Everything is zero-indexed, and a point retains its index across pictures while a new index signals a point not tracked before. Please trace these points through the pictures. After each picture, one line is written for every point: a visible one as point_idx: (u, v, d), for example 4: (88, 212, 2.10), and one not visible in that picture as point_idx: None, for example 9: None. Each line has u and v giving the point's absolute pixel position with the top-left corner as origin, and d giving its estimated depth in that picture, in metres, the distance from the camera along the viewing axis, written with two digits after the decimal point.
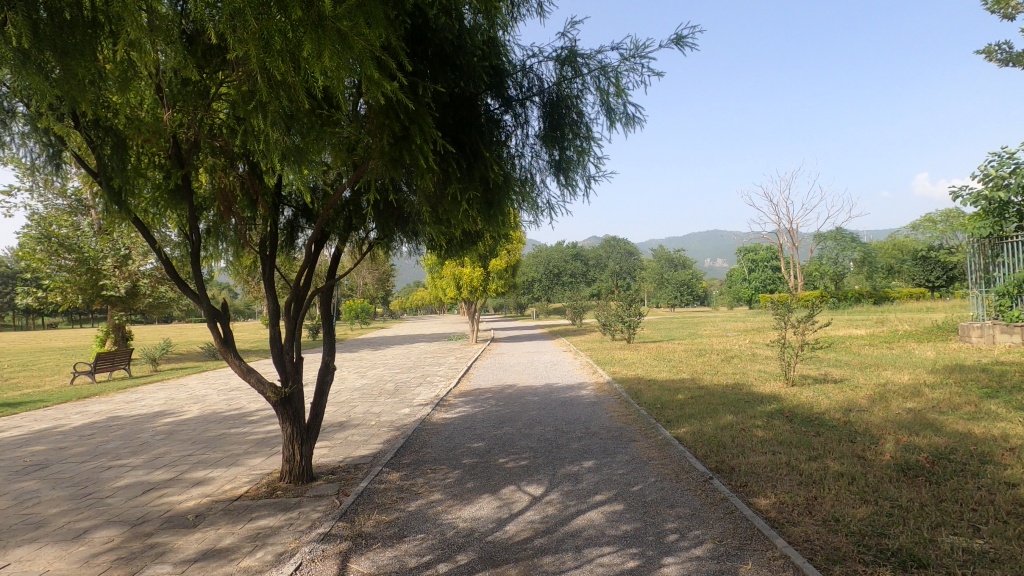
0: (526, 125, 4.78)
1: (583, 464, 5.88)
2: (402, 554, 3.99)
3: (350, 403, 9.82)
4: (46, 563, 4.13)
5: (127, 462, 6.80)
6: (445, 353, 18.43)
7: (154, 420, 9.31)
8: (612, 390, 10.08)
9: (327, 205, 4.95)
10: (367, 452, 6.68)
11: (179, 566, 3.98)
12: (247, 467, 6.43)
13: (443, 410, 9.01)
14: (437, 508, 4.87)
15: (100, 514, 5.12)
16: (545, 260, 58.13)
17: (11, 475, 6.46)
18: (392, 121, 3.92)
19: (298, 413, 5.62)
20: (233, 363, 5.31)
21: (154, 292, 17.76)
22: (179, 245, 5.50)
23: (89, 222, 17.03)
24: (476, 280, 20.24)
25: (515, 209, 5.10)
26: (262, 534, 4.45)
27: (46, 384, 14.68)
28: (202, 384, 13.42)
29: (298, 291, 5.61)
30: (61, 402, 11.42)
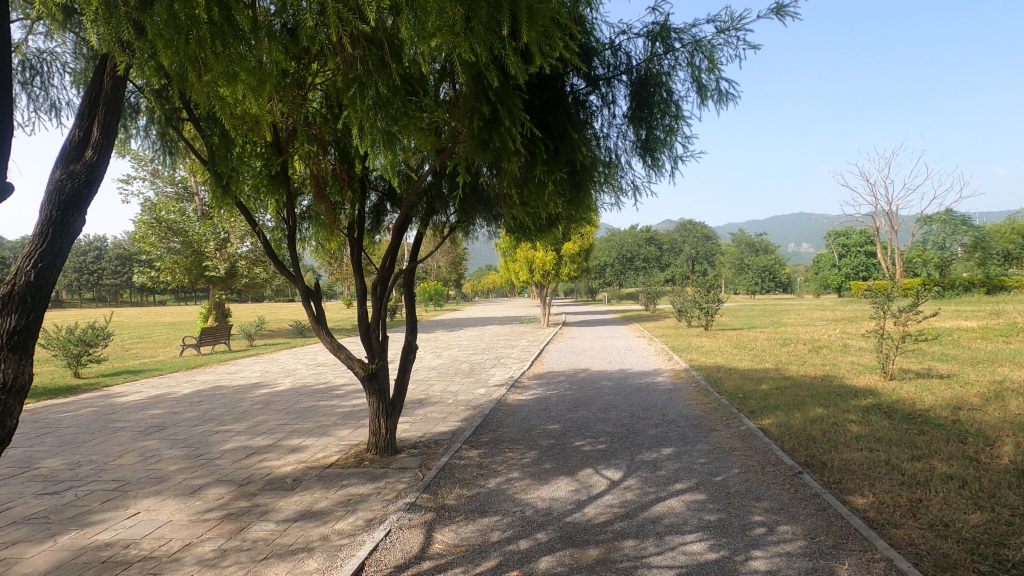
0: (613, 104, 4.69)
1: (662, 451, 5.78)
2: (483, 528, 4.11)
3: (428, 381, 10.18)
4: (169, 513, 4.62)
5: (232, 428, 7.43)
6: (517, 336, 18.60)
7: (252, 391, 10.09)
8: (690, 377, 9.83)
9: (413, 189, 5.09)
10: (446, 429, 6.91)
11: (281, 524, 4.32)
12: (336, 437, 6.85)
13: (518, 392, 9.14)
14: (516, 486, 4.97)
15: (212, 473, 5.64)
16: (617, 245, 56.95)
17: (136, 434, 7.24)
18: (483, 105, 3.99)
19: (383, 388, 5.88)
20: (325, 340, 5.61)
21: (250, 273, 19.09)
22: (276, 230, 5.87)
23: (193, 208, 18.56)
24: (549, 264, 20.25)
25: (598, 192, 5.04)
26: (353, 500, 4.74)
27: (158, 356, 16.25)
28: (292, 359, 14.37)
29: (383, 274, 5.80)
30: (172, 372, 12.62)
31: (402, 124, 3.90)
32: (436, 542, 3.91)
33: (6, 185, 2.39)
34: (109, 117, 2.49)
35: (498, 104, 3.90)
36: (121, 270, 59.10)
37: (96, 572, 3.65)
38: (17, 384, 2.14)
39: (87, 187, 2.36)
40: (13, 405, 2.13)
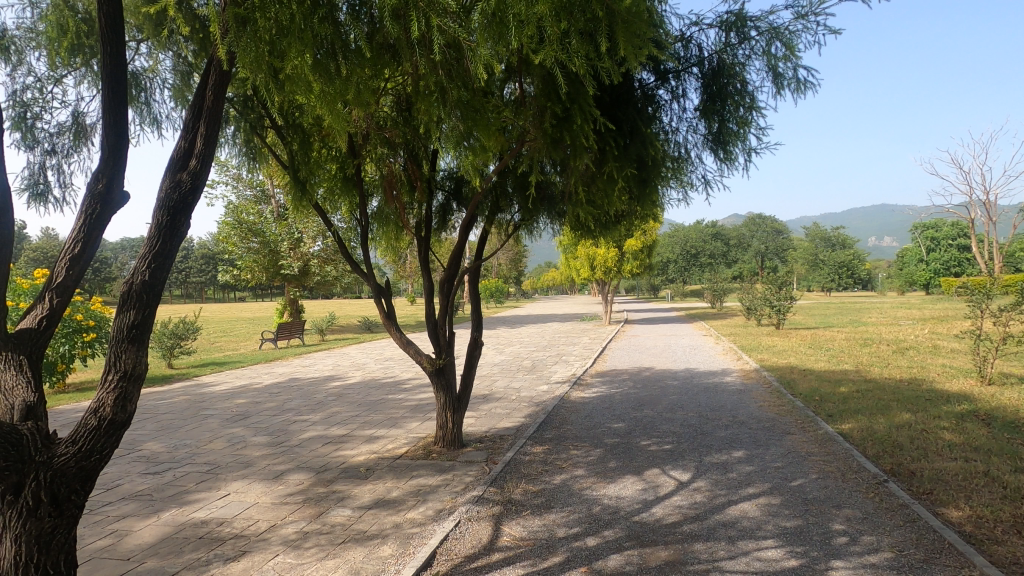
0: (683, 97, 4.60)
1: (733, 453, 5.61)
2: (550, 524, 4.15)
3: (491, 377, 10.33)
4: (255, 496, 4.95)
5: (308, 418, 7.85)
6: (578, 333, 18.51)
7: (326, 383, 10.59)
8: (761, 377, 9.45)
9: (480, 188, 5.19)
10: (510, 424, 7.00)
11: (357, 511, 4.53)
12: (404, 429, 7.09)
13: (581, 390, 9.10)
14: (581, 483, 4.98)
15: (292, 460, 5.99)
16: (681, 240, 55.40)
17: (224, 421, 7.79)
18: (554, 105, 4.03)
19: (450, 383, 6.02)
20: (396, 335, 5.81)
21: (322, 271, 20.03)
22: (349, 230, 6.13)
23: (270, 210, 19.61)
24: (611, 260, 19.99)
25: (667, 187, 4.97)
26: (423, 491, 4.90)
27: (240, 349, 17.33)
28: (361, 354, 14.96)
29: (450, 272, 5.95)
30: (253, 364, 13.44)
31: (476, 126, 3.98)
32: (504, 534, 3.99)
33: (124, 193, 2.64)
34: (211, 127, 2.67)
35: (571, 103, 3.91)
36: (205, 269, 63.51)
37: (195, 546, 3.97)
38: (136, 372, 2.37)
39: (192, 194, 2.54)
40: (133, 391, 2.36)
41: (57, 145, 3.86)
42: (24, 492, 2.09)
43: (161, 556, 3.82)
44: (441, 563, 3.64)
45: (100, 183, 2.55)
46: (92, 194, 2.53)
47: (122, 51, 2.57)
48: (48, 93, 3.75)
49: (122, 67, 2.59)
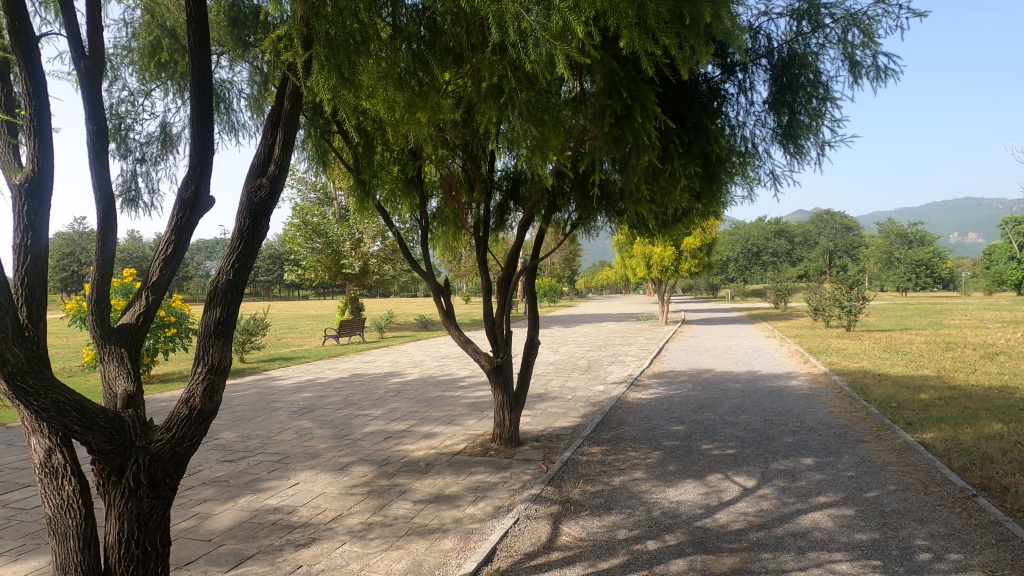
0: (750, 91, 4.48)
1: (802, 460, 5.37)
2: (610, 525, 4.11)
3: (547, 376, 10.33)
4: (323, 486, 5.18)
5: (370, 413, 8.12)
6: (634, 333, 18.19)
7: (386, 379, 10.92)
8: (830, 382, 8.98)
9: (539, 188, 5.21)
10: (566, 424, 6.99)
11: (418, 504, 4.65)
12: (462, 426, 7.22)
13: (638, 391, 8.96)
14: (641, 485, 4.91)
15: (355, 452, 6.21)
16: (742, 238, 53.49)
17: (291, 414, 8.18)
18: (616, 102, 4.03)
19: (507, 382, 6.07)
20: (454, 334, 5.91)
21: (380, 269, 20.67)
22: (408, 231, 6.27)
23: (333, 211, 20.36)
24: (668, 259, 19.55)
25: (732, 184, 4.84)
26: (482, 487, 4.97)
27: (305, 345, 18.11)
28: (418, 351, 15.30)
29: (507, 271, 5.98)
30: (317, 360, 14.02)
31: (542, 125, 3.97)
32: (563, 534, 3.99)
33: (210, 198, 2.82)
34: (287, 134, 2.80)
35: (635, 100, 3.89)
36: (272, 269, 66.75)
37: (268, 532, 4.19)
38: (222, 365, 2.52)
39: (271, 197, 2.68)
40: (219, 383, 2.51)
41: (146, 154, 4.14)
42: (127, 475, 2.28)
43: (238, 540, 4.06)
44: (501, 559, 3.68)
45: (189, 189, 2.73)
46: (182, 200, 2.71)
47: (207, 65, 2.73)
48: (140, 106, 4.04)
49: (208, 81, 2.75)
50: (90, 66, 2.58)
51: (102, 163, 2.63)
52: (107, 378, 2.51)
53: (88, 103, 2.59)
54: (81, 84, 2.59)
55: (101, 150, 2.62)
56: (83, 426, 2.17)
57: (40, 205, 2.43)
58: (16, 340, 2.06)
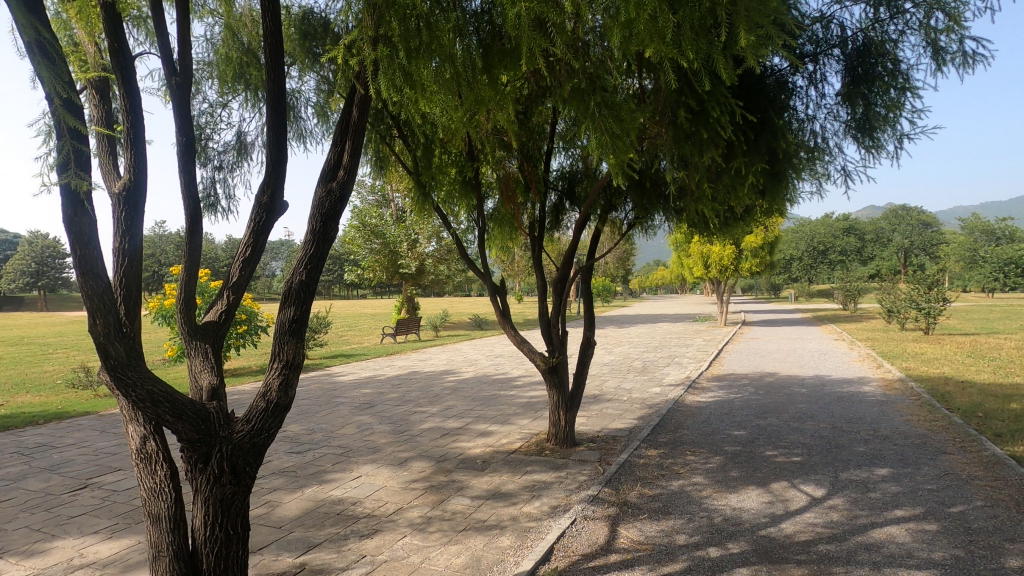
0: (822, 83, 4.31)
1: (876, 471, 5.08)
2: (669, 530, 4.04)
3: (601, 377, 10.24)
4: (384, 479, 5.35)
5: (427, 410, 8.30)
6: (692, 334, 17.72)
7: (442, 377, 11.13)
8: (907, 388, 8.44)
9: (596, 188, 5.19)
10: (622, 426, 6.91)
11: (475, 500, 4.73)
12: (517, 425, 7.27)
13: (697, 393, 8.73)
14: (701, 491, 4.78)
15: (414, 448, 6.37)
16: (807, 235, 51.08)
17: (353, 409, 8.48)
18: (685, 98, 4.02)
19: (563, 382, 6.06)
20: (510, 333, 5.95)
21: (436, 269, 21.08)
22: (465, 231, 6.37)
23: (390, 213, 20.92)
24: (728, 258, 18.92)
25: (800, 181, 4.66)
26: (538, 486, 4.99)
27: (364, 343, 18.70)
28: (473, 350, 15.50)
29: (563, 271, 5.97)
30: (375, 357, 14.47)
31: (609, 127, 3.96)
32: (622, 536, 3.95)
33: (284, 203, 2.97)
34: (355, 142, 2.91)
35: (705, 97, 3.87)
36: (332, 269, 69.30)
37: (334, 521, 4.37)
38: (296, 361, 2.66)
39: (340, 202, 2.80)
40: (293, 378, 2.65)
41: (223, 162, 4.40)
42: (211, 463, 2.43)
43: (306, 528, 4.25)
44: (559, 558, 3.69)
45: (266, 194, 2.88)
46: (259, 205, 2.87)
47: (283, 77, 2.88)
48: (218, 117, 4.30)
49: (283, 92, 2.90)
50: (180, 81, 2.77)
51: (190, 171, 2.82)
52: (193, 371, 2.69)
53: (178, 115, 2.79)
54: (172, 97, 2.79)
55: (189, 159, 2.81)
56: (174, 416, 2.34)
57: (137, 211, 2.65)
58: (116, 334, 2.27)
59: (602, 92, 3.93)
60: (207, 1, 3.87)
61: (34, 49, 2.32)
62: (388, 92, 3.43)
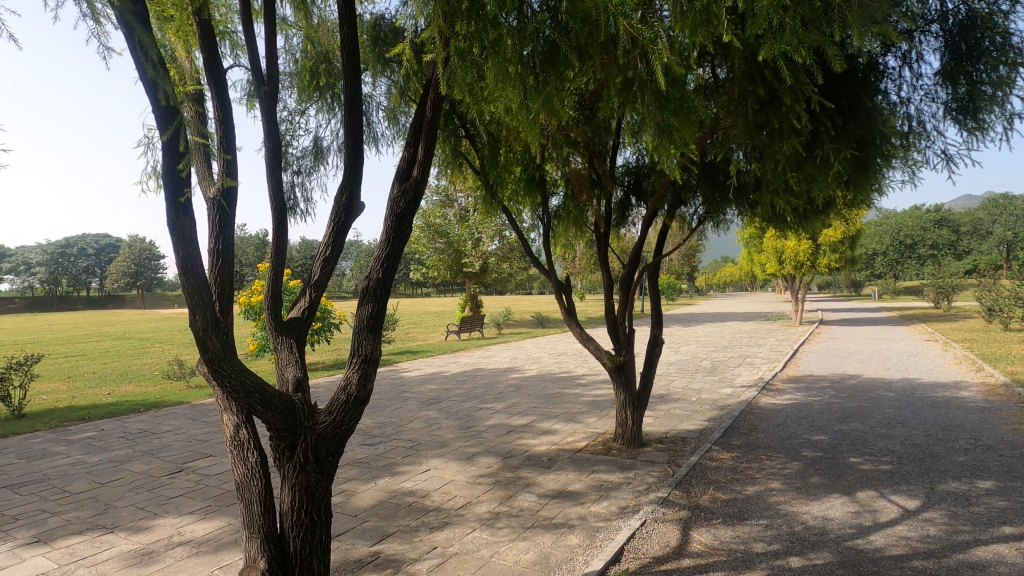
0: (917, 62, 4.02)
1: (978, 484, 4.66)
2: (745, 536, 3.88)
3: (668, 376, 9.99)
4: (452, 473, 5.46)
5: (493, 406, 8.40)
6: (764, 334, 16.94)
7: (506, 375, 11.23)
8: (1012, 394, 7.69)
9: (665, 182, 5.06)
10: (692, 427, 6.71)
11: (542, 498, 4.73)
12: (582, 424, 7.22)
13: (771, 395, 8.34)
14: (778, 497, 4.56)
15: (480, 444, 6.46)
16: (893, 228, 47.49)
17: (421, 404, 8.72)
18: (763, 87, 3.86)
19: (630, 381, 5.94)
20: (576, 331, 5.89)
21: (498, 267, 21.27)
22: (530, 230, 6.36)
23: (453, 212, 21.27)
24: (803, 254, 17.93)
25: (891, 169, 4.35)
26: (605, 486, 4.93)
27: (429, 340, 19.16)
28: (536, 348, 15.53)
29: (630, 268, 5.84)
30: (441, 354, 14.79)
31: (677, 120, 3.89)
32: (695, 541, 3.83)
33: (361, 203, 3.08)
34: (428, 142, 2.98)
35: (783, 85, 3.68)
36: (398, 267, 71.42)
37: (405, 512, 4.51)
38: (373, 356, 2.75)
39: (414, 201, 2.88)
40: (371, 372, 2.75)
41: (301, 167, 4.61)
42: (297, 451, 2.56)
43: (379, 518, 4.41)
44: (629, 560, 3.63)
45: (344, 195, 3.00)
46: (338, 205, 3.00)
47: (359, 82, 2.98)
48: (296, 124, 4.50)
49: (359, 96, 3.01)
50: (268, 89, 2.93)
51: (275, 175, 2.98)
52: (280, 364, 2.84)
53: (266, 122, 2.95)
54: (260, 104, 2.96)
55: (275, 164, 2.96)
56: (264, 406, 2.48)
57: (228, 213, 2.82)
58: (213, 329, 2.44)
59: (670, 86, 3.86)
60: (289, 13, 4.06)
61: (152, 67, 2.53)
62: (457, 91, 3.45)
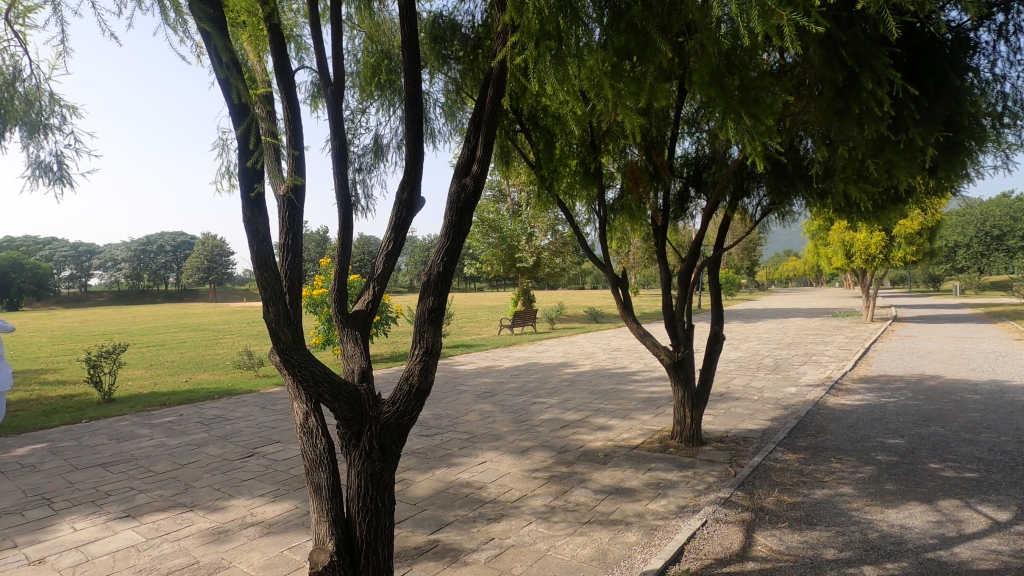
0: (1014, 35, 3.72)
1: None
2: (814, 542, 3.71)
3: (728, 374, 9.67)
4: (508, 466, 5.50)
5: (547, 401, 8.40)
6: (832, 331, 16.08)
7: (559, 370, 11.19)
8: None
9: (728, 172, 4.87)
10: (754, 426, 6.47)
11: (598, 494, 4.70)
12: (638, 420, 7.11)
13: (840, 396, 7.92)
14: (850, 502, 4.33)
15: (535, 438, 6.47)
16: (978, 218, 43.90)
17: (475, 397, 8.83)
18: (837, 71, 3.66)
19: (688, 378, 5.80)
20: (633, 326, 5.79)
21: (552, 262, 21.18)
22: (585, 224, 6.29)
23: (507, 207, 21.35)
24: (875, 247, 16.87)
25: (981, 153, 4.03)
26: (663, 484, 4.84)
27: (482, 334, 19.37)
28: (590, 343, 15.40)
29: (689, 262, 5.67)
30: (494, 348, 14.91)
31: (752, 106, 3.72)
32: (759, 544, 3.70)
33: (422, 199, 3.13)
34: (489, 137, 2.99)
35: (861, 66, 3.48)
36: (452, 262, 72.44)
37: (462, 503, 4.58)
38: (433, 348, 2.80)
39: (475, 196, 2.90)
40: (432, 364, 2.80)
41: (363, 164, 4.73)
42: (363, 439, 2.64)
43: (437, 507, 4.50)
44: (690, 560, 3.55)
45: (405, 192, 3.06)
46: (399, 201, 3.06)
47: (419, 80, 3.03)
48: (357, 123, 4.63)
49: (419, 94, 3.05)
50: (335, 89, 3.03)
51: (342, 173, 3.08)
52: (346, 356, 2.93)
53: (332, 122, 3.05)
54: (328, 104, 3.06)
55: (341, 162, 3.06)
56: (332, 395, 2.58)
57: (297, 210, 2.93)
58: (285, 321, 2.55)
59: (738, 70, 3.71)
60: (351, 14, 4.17)
61: (227, 69, 2.67)
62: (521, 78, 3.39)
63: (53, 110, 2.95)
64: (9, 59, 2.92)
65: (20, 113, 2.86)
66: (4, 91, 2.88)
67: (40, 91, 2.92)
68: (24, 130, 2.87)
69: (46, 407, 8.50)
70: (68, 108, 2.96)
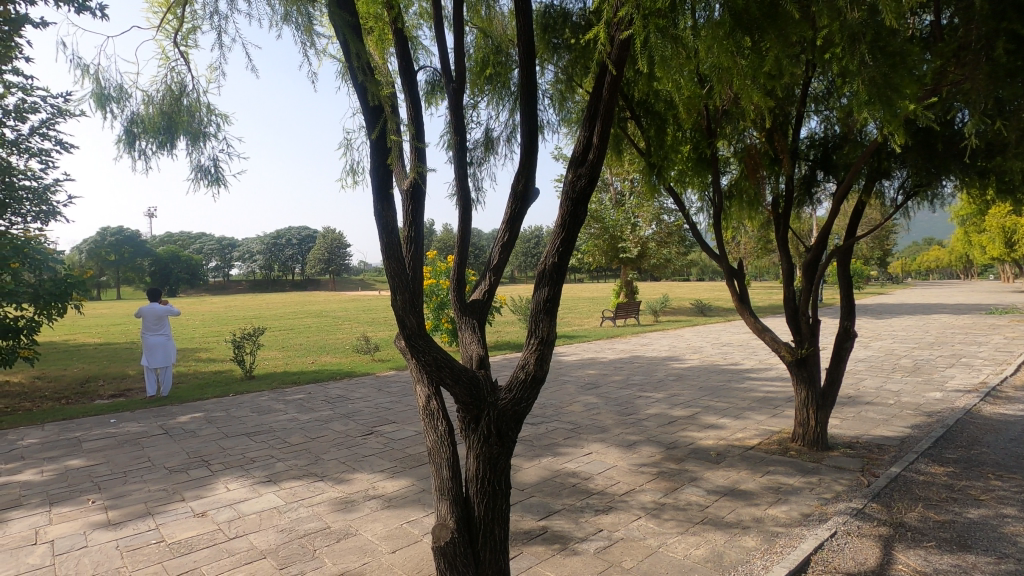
0: None
1: None
2: (968, 567, 3.30)
3: (858, 375, 8.82)
4: (614, 459, 5.45)
5: (653, 395, 8.20)
6: (987, 330, 14.08)
7: (665, 363, 10.85)
8: None
9: (863, 154, 4.41)
10: (890, 433, 5.86)
11: (711, 494, 4.51)
12: (753, 420, 6.72)
13: (998, 404, 6.93)
14: (1014, 526, 3.80)
15: (642, 432, 6.35)
16: None
17: (579, 388, 8.82)
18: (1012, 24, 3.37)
19: (813, 377, 5.37)
20: (750, 320, 5.45)
21: (657, 252, 20.50)
22: (697, 211, 6.00)
23: (609, 197, 20.98)
24: None
25: None
26: (784, 489, 4.53)
27: (584, 325, 19.26)
28: (697, 337, 14.76)
29: (815, 253, 5.22)
30: (596, 339, 14.78)
31: (894, 78, 3.34)
32: (900, 562, 3.37)
33: (535, 191, 3.15)
34: (605, 126, 2.93)
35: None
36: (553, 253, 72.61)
37: (569, 492, 4.61)
38: (547, 338, 2.83)
39: (590, 185, 2.87)
40: (547, 353, 2.84)
41: (473, 158, 4.86)
42: (482, 424, 2.74)
43: (545, 494, 4.57)
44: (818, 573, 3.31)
45: (520, 184, 3.10)
46: (514, 193, 3.11)
47: (533, 71, 3.04)
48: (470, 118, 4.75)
49: (534, 85, 3.06)
50: (456, 85, 3.12)
51: (460, 167, 3.19)
52: (464, 343, 3.05)
53: (453, 116, 3.16)
54: (448, 100, 3.17)
55: (460, 156, 3.17)
56: (453, 380, 2.70)
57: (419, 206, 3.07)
58: (411, 309, 2.70)
59: (882, 39, 3.34)
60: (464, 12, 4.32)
61: (358, 76, 2.86)
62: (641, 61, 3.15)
63: (209, 119, 3.33)
64: (176, 77, 3.34)
65: (185, 124, 3.26)
66: (171, 104, 3.29)
67: (200, 103, 3.31)
68: (188, 138, 3.27)
69: (201, 381, 9.74)
70: (221, 116, 3.33)
